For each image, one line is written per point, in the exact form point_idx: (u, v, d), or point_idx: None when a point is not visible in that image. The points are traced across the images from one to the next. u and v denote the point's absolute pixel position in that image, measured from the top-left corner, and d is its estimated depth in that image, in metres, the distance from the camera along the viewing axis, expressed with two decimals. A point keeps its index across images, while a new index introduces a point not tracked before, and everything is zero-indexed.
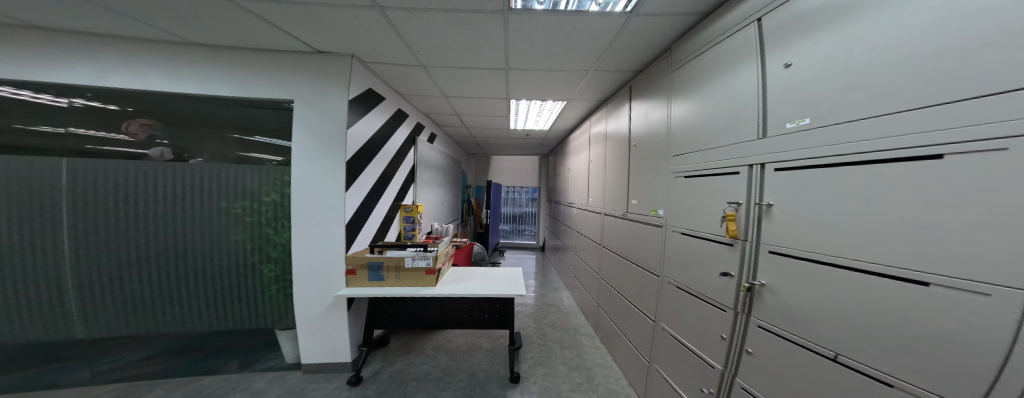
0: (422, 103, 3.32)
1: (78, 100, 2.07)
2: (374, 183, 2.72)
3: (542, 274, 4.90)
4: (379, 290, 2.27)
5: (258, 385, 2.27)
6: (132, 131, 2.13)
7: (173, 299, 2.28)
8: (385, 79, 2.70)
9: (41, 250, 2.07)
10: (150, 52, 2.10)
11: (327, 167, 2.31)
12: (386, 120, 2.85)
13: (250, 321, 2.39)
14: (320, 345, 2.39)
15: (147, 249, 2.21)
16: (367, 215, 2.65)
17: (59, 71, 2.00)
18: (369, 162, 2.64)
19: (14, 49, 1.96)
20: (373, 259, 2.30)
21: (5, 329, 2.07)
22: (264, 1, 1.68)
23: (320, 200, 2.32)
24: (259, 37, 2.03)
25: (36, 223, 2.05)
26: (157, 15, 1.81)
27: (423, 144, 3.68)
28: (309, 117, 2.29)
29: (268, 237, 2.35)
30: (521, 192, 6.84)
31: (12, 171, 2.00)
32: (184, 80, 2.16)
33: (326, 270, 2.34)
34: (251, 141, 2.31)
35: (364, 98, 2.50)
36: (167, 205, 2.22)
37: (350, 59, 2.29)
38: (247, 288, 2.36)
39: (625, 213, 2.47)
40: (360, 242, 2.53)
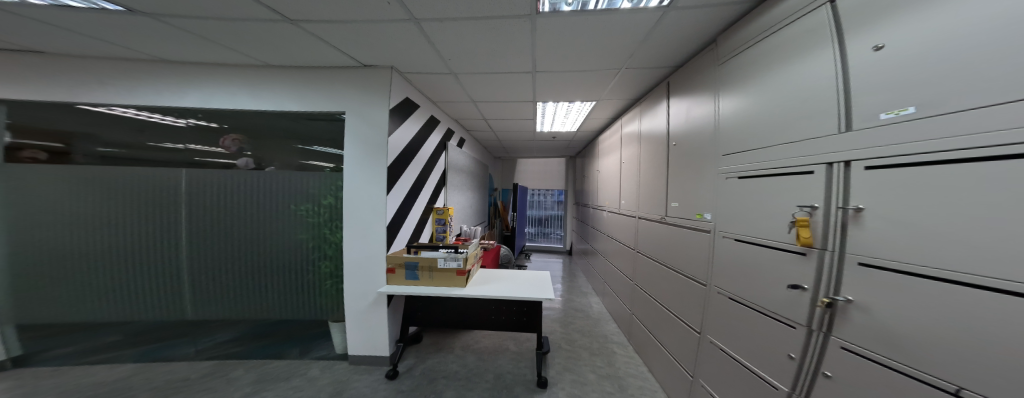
0: (452, 109, 3.45)
1: (193, 120, 2.51)
2: (410, 187, 2.87)
3: (570, 279, 4.81)
4: (414, 289, 2.39)
5: (314, 371, 2.48)
6: (228, 146, 2.54)
7: (253, 290, 2.60)
8: (419, 88, 2.85)
9: (157, 243, 2.50)
10: (236, 76, 2.44)
11: (371, 172, 2.49)
12: (420, 126, 3.01)
13: (309, 312, 2.64)
14: (364, 338, 2.57)
15: (233, 244, 2.56)
16: (404, 217, 2.81)
17: (174, 96, 2.40)
18: (406, 167, 2.80)
19: (139, 78, 2.38)
20: (409, 259, 2.42)
21: (127, 308, 2.50)
22: (322, 22, 1.86)
23: (365, 203, 2.50)
24: (316, 55, 2.25)
25: (155, 221, 2.49)
26: (238, 42, 2.08)
27: (453, 149, 3.82)
28: (357, 127, 2.49)
29: (324, 235, 2.60)
30: (547, 195, 6.80)
31: (141, 179, 2.46)
32: (261, 97, 2.46)
33: (371, 267, 2.52)
34: (311, 150, 2.59)
35: (402, 107, 2.66)
36: (248, 206, 2.56)
37: (390, 70, 2.46)
38: (309, 281, 2.63)
39: (663, 217, 2.33)
40: (398, 242, 2.69)
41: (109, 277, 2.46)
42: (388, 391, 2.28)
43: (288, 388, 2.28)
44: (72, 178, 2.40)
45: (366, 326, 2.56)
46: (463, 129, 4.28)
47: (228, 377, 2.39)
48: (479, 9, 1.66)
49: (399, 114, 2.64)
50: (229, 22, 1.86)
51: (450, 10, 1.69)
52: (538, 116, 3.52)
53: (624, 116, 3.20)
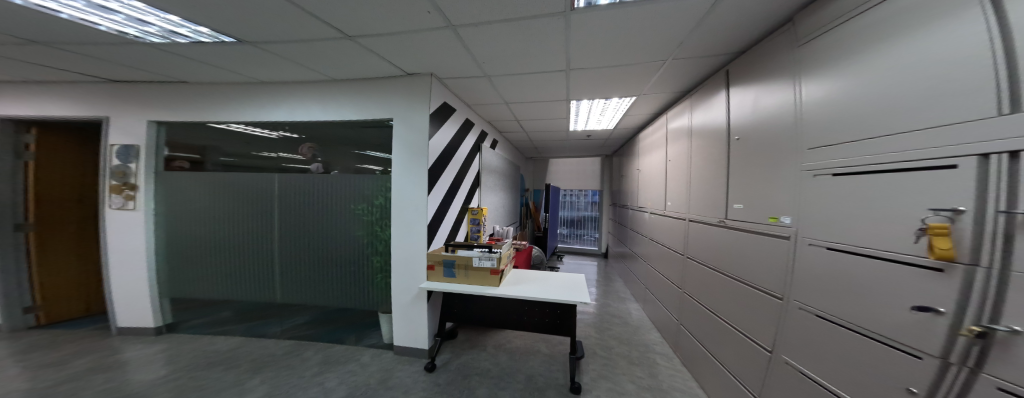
0: (486, 111, 3.52)
1: (282, 132, 2.94)
2: (447, 188, 2.98)
3: (606, 283, 4.63)
4: (451, 286, 2.47)
5: (365, 358, 2.68)
6: (304, 152, 2.93)
7: (324, 279, 2.90)
8: (456, 92, 2.95)
9: (256, 236, 2.96)
10: (307, 91, 2.76)
11: (413, 174, 2.63)
12: (457, 129, 3.11)
13: (363, 303, 2.86)
14: (408, 331, 2.72)
15: (308, 239, 2.90)
16: (443, 217, 2.93)
17: (268, 111, 2.80)
18: (444, 169, 2.92)
19: (239, 98, 2.82)
20: (446, 257, 2.52)
21: (236, 289, 3.00)
22: (373, 37, 2.01)
23: (410, 203, 2.65)
24: (367, 67, 2.44)
25: (255, 218, 2.94)
26: (308, 59, 2.33)
27: (487, 151, 3.89)
28: (404, 131, 2.65)
29: (380, 231, 2.80)
30: (580, 195, 6.62)
31: (247, 182, 2.94)
32: (332, 108, 2.75)
33: (415, 264, 2.66)
34: (367, 155, 2.84)
35: (441, 111, 2.78)
36: (318, 205, 2.87)
37: (429, 77, 2.58)
38: (367, 273, 2.84)
39: (721, 221, 2.10)
40: (437, 240, 2.81)
41: (224, 261, 3.00)
42: (428, 383, 2.38)
43: (344, 372, 2.48)
44: (204, 183, 2.97)
45: (409, 319, 2.71)
46: (496, 131, 4.34)
47: (297, 358, 2.67)
48: (512, 10, 1.66)
49: (439, 118, 2.76)
50: (301, 43, 2.09)
51: (484, 14, 1.72)
52: (573, 115, 3.45)
53: (671, 110, 2.99)
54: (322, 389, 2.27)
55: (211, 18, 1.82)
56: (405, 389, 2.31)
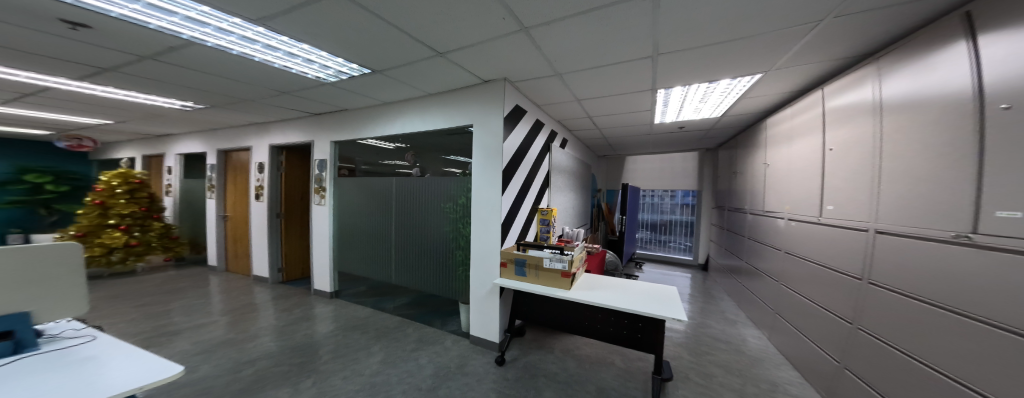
0: (556, 111, 3.45)
1: (395, 144, 3.52)
2: (520, 188, 3.02)
3: (706, 300, 3.99)
4: (522, 285, 2.47)
5: (446, 343, 2.90)
6: (409, 159, 3.43)
7: (421, 266, 3.27)
8: (528, 94, 2.96)
9: (381, 228, 3.57)
10: (415, 106, 3.19)
11: (490, 174, 2.75)
12: (528, 130, 3.12)
13: (447, 292, 3.11)
14: (482, 324, 2.84)
15: (411, 232, 3.34)
16: (515, 216, 2.98)
17: (392, 124, 3.35)
18: (517, 169, 2.96)
19: (377, 117, 3.47)
20: (518, 256, 2.54)
21: (372, 270, 3.67)
22: (459, 50, 2.16)
23: (486, 202, 2.77)
24: (450, 78, 2.64)
25: (382, 213, 3.55)
26: (406, 77, 2.65)
27: (557, 151, 3.81)
28: (481, 134, 2.78)
29: (463, 224, 3.00)
30: (666, 197, 5.99)
31: (380, 184, 3.56)
32: (431, 117, 3.08)
33: (491, 261, 2.76)
34: (453, 160, 3.10)
35: (514, 113, 2.83)
36: (419, 204, 3.26)
37: (503, 82, 2.64)
38: (452, 262, 3.07)
39: (965, 235, 1.33)
40: (510, 238, 2.86)
41: (364, 247, 3.70)
42: (498, 376, 2.42)
43: (431, 352, 2.73)
44: (354, 185, 3.76)
45: (484, 312, 2.82)
46: (566, 129, 4.22)
47: (397, 334, 3.04)
48: (586, 2, 1.56)
49: (512, 121, 2.81)
50: (406, 66, 2.42)
51: (557, 11, 1.66)
52: (658, 106, 3.10)
53: (831, 82, 2.21)
54: (415, 365, 2.52)
55: (343, 52, 2.23)
56: (479, 378, 2.40)
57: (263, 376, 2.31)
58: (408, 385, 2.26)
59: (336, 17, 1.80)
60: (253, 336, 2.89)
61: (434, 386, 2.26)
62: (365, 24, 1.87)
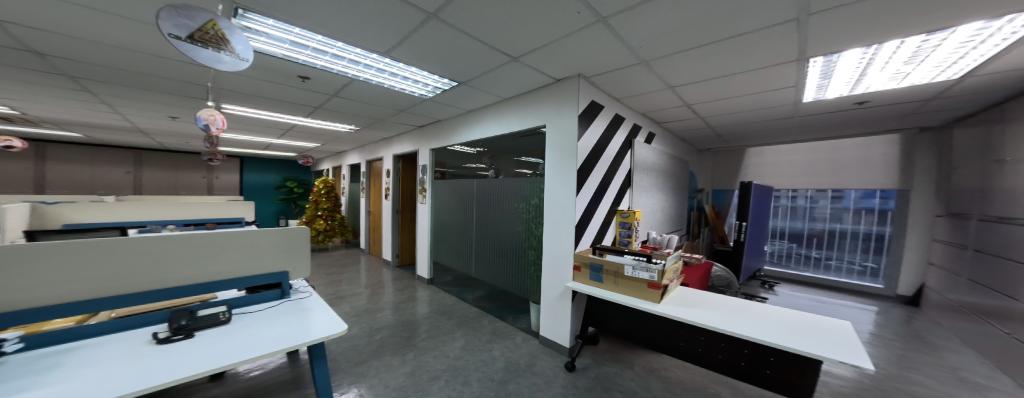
0: (639, 103, 3.11)
1: (475, 149, 3.68)
2: (596, 188, 2.80)
3: (916, 348, 2.80)
4: (599, 292, 2.27)
5: (517, 340, 2.88)
6: (485, 162, 3.54)
7: (496, 264, 3.37)
8: (606, 88, 2.74)
9: (464, 226, 3.81)
10: (493, 112, 3.32)
11: (563, 173, 2.63)
12: (605, 125, 2.87)
13: (518, 290, 3.12)
14: (552, 326, 2.73)
15: (488, 231, 3.47)
16: (591, 219, 2.77)
17: (475, 129, 3.57)
18: (594, 168, 2.76)
19: (464, 125, 3.74)
20: (595, 261, 2.33)
21: (461, 265, 3.88)
22: (534, 53, 2.11)
23: (559, 203, 2.67)
24: (525, 81, 2.62)
25: (466, 213, 3.80)
26: (486, 85, 2.76)
27: (641, 146, 3.41)
28: (556, 135, 2.68)
29: (535, 224, 2.95)
30: (826, 199, 4.71)
31: (465, 186, 3.81)
32: (507, 121, 3.15)
33: (563, 263, 2.64)
34: (525, 161, 3.08)
35: (590, 110, 2.64)
36: (495, 205, 3.37)
37: (577, 78, 2.48)
38: (524, 263, 3.06)
39: None
40: (585, 241, 2.68)
41: (453, 242, 4.00)
42: (568, 382, 2.27)
43: (503, 346, 2.75)
44: (447, 187, 4.08)
45: (555, 315, 2.71)
46: (654, 122, 3.78)
47: (476, 324, 3.19)
48: None
49: (587, 119, 2.62)
50: (484, 75, 2.51)
51: None
52: (784, 84, 2.48)
53: None
54: (489, 356, 2.58)
55: (433, 70, 2.45)
56: (547, 380, 2.29)
57: (371, 344, 2.69)
58: (482, 374, 2.32)
59: (426, 41, 1.98)
60: (381, 308, 3.48)
61: (503, 380, 2.25)
62: (450, 43, 2.00)
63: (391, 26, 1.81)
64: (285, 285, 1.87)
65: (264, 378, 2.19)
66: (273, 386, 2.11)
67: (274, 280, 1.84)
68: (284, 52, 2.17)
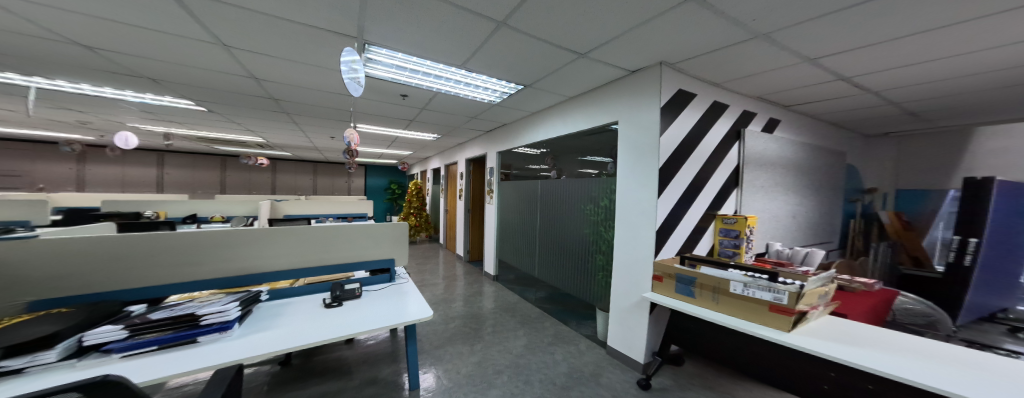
0: (753, 84, 2.48)
1: (537, 150, 3.72)
2: (685, 189, 2.48)
3: None
4: (690, 309, 1.97)
5: (582, 347, 2.79)
6: (548, 163, 3.50)
7: (561, 266, 3.32)
8: (697, 74, 2.38)
9: (529, 226, 3.87)
10: (560, 112, 3.30)
11: (642, 173, 2.41)
12: (698, 116, 2.49)
13: (584, 295, 3.00)
14: (624, 337, 2.54)
15: (553, 232, 3.45)
16: (677, 224, 2.46)
17: (540, 130, 3.64)
18: (682, 166, 2.44)
19: (531, 126, 3.81)
20: (684, 273, 2.05)
21: (527, 265, 3.94)
22: (606, 45, 2.01)
23: (634, 207, 2.48)
24: (598, 75, 2.52)
25: (531, 214, 3.84)
26: (556, 86, 2.77)
27: (754, 136, 2.78)
28: (632, 131, 2.49)
29: (603, 227, 2.79)
30: None
31: (529, 187, 3.87)
32: (576, 119, 3.09)
33: (640, 271, 2.41)
34: (589, 160, 2.96)
35: (675, 99, 2.34)
36: (558, 206, 3.36)
37: (659, 66, 2.24)
38: (591, 268, 2.90)
39: None
40: (668, 249, 2.40)
41: (519, 242, 4.07)
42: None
43: (567, 351, 2.70)
44: (515, 188, 4.16)
45: (628, 326, 2.51)
46: (778, 106, 3.00)
47: (538, 324, 3.21)
48: None
49: (672, 111, 2.34)
50: (553, 74, 2.50)
51: None
52: (985, 47, 1.74)
53: None
54: (550, 358, 2.57)
55: (499, 75, 2.56)
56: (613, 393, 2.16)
57: (446, 331, 2.96)
58: (544, 375, 2.33)
59: (498, 48, 2.08)
60: (458, 299, 3.80)
61: (566, 386, 2.21)
62: (522, 48, 2.07)
63: (467, 38, 1.96)
64: (393, 271, 2.22)
65: (372, 348, 2.63)
66: (378, 356, 2.51)
67: (384, 266, 2.20)
68: (391, 75, 2.59)
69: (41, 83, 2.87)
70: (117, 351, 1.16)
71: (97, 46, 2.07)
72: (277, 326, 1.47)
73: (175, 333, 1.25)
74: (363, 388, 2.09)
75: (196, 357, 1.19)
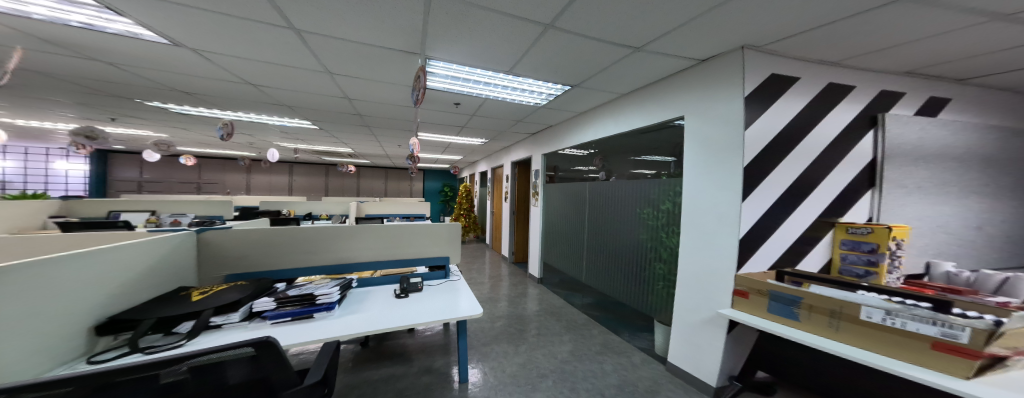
0: (902, 60, 1.88)
1: (586, 151, 3.58)
2: (785, 191, 1.98)
3: None
4: (792, 333, 1.54)
5: (635, 360, 2.52)
6: (596, 164, 3.39)
7: (614, 272, 3.06)
8: (803, 54, 1.90)
9: (578, 230, 3.70)
10: (610, 111, 3.11)
11: (719, 174, 2.01)
12: (803, 104, 1.99)
13: (641, 304, 2.67)
14: (690, 357, 2.18)
15: (603, 237, 3.23)
16: (773, 233, 1.97)
17: (586, 131, 3.51)
18: (782, 163, 1.96)
19: (580, 126, 3.65)
20: (781, 290, 1.63)
21: (576, 269, 3.77)
22: (660, 36, 1.81)
23: (708, 210, 2.07)
24: (656, 68, 2.26)
25: (581, 217, 3.66)
26: (604, 83, 2.62)
27: (903, 121, 2.07)
28: (698, 126, 2.15)
29: (664, 234, 2.45)
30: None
31: (580, 189, 3.71)
32: (629, 116, 2.83)
33: (717, 287, 1.98)
34: (645, 160, 2.69)
35: (767, 85, 1.92)
36: (609, 209, 3.15)
37: (741, 50, 1.90)
38: (652, 279, 2.55)
39: None
40: (756, 262, 1.95)
41: (570, 244, 3.91)
42: None
43: (617, 363, 2.49)
44: (568, 190, 3.96)
45: (696, 343, 2.13)
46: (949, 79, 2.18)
47: (585, 332, 3.06)
48: None
49: (762, 99, 1.92)
50: (603, 71, 2.37)
51: None
52: None
53: None
54: (597, 367, 2.44)
55: (545, 78, 2.57)
56: None
57: (492, 330, 3.05)
58: (592, 386, 2.19)
59: (546, 51, 2.06)
60: (506, 301, 3.87)
61: None
62: (575, 49, 2.02)
63: (513, 42, 1.94)
64: (447, 268, 2.36)
65: (428, 340, 2.85)
66: (433, 347, 2.72)
67: (439, 261, 2.36)
68: (442, 85, 2.80)
69: (229, 115, 3.76)
70: (268, 318, 1.47)
71: (259, 84, 2.66)
72: (368, 311, 1.68)
73: (302, 309, 1.53)
74: (419, 376, 2.28)
75: (315, 332, 1.40)
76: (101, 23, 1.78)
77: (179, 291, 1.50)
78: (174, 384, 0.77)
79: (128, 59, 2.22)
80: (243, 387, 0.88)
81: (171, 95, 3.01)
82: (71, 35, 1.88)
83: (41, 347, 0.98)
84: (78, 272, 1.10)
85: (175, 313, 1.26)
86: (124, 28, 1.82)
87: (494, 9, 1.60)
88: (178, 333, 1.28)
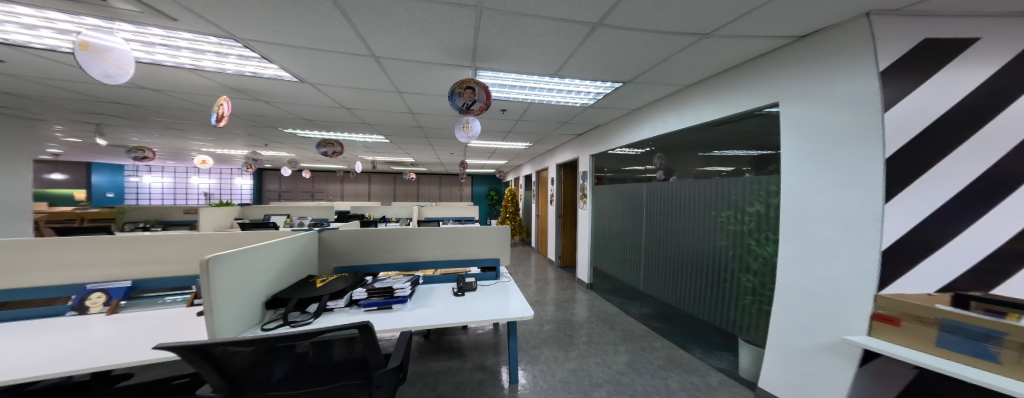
0: None
1: (630, 149, 2.87)
2: (978, 188, 1.17)
3: None
4: (991, 380, 0.96)
5: (714, 380, 1.81)
6: (655, 163, 2.50)
7: (672, 281, 2.28)
8: (974, 9, 1.16)
9: (624, 247, 2.95)
10: (661, 108, 2.41)
11: (839, 172, 1.35)
12: (992, 72, 1.17)
13: (716, 317, 1.92)
14: (794, 385, 1.50)
15: (655, 257, 2.48)
16: (952, 237, 1.21)
17: (636, 131, 2.74)
18: (972, 144, 1.18)
19: (628, 122, 2.88)
20: (961, 318, 1.05)
21: (628, 275, 2.90)
22: (734, 23, 1.38)
23: (816, 205, 1.43)
24: (727, 57, 1.68)
25: (628, 234, 2.86)
26: (662, 78, 2.02)
27: None
28: (804, 109, 1.48)
29: (748, 246, 1.74)
30: None
31: (625, 192, 2.93)
32: (691, 106, 2.11)
33: (845, 311, 1.32)
34: (725, 156, 1.88)
35: (912, 60, 1.24)
36: (661, 219, 2.40)
37: (868, 18, 1.27)
38: (725, 307, 1.86)
39: None
40: (919, 276, 1.23)
41: (614, 255, 3.14)
42: None
43: (689, 381, 1.82)
44: (611, 195, 3.17)
45: (808, 373, 1.45)
46: None
47: (645, 343, 2.28)
48: None
49: (906, 79, 1.24)
50: (662, 64, 1.81)
51: None
52: None
53: None
54: (662, 383, 1.80)
55: (598, 78, 2.08)
56: None
57: (547, 332, 2.44)
58: None
59: (599, 51, 1.70)
60: (558, 297, 3.33)
61: None
62: (630, 47, 1.64)
63: (541, 51, 1.71)
64: (498, 269, 2.10)
65: (477, 338, 2.41)
66: (482, 346, 2.30)
67: (491, 262, 2.10)
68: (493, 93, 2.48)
69: (327, 135, 4.26)
70: (363, 306, 1.49)
71: (353, 107, 2.81)
72: (439, 306, 1.59)
73: (384, 299, 1.51)
74: (473, 373, 1.95)
75: (400, 320, 1.41)
76: (261, 70, 2.02)
77: (310, 278, 1.61)
78: (306, 354, 0.93)
79: (274, 98, 2.52)
80: (358, 366, 0.98)
81: (297, 122, 3.46)
82: (243, 84, 2.22)
83: (241, 313, 1.17)
84: (258, 257, 1.28)
85: (310, 295, 1.38)
86: (274, 72, 2.04)
87: (547, 16, 1.39)
88: (309, 313, 1.42)
